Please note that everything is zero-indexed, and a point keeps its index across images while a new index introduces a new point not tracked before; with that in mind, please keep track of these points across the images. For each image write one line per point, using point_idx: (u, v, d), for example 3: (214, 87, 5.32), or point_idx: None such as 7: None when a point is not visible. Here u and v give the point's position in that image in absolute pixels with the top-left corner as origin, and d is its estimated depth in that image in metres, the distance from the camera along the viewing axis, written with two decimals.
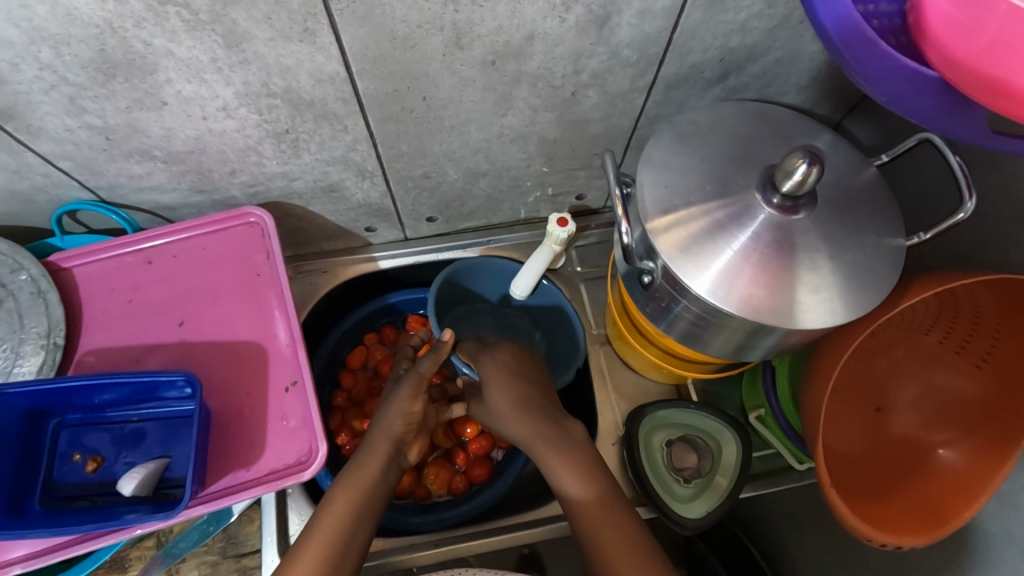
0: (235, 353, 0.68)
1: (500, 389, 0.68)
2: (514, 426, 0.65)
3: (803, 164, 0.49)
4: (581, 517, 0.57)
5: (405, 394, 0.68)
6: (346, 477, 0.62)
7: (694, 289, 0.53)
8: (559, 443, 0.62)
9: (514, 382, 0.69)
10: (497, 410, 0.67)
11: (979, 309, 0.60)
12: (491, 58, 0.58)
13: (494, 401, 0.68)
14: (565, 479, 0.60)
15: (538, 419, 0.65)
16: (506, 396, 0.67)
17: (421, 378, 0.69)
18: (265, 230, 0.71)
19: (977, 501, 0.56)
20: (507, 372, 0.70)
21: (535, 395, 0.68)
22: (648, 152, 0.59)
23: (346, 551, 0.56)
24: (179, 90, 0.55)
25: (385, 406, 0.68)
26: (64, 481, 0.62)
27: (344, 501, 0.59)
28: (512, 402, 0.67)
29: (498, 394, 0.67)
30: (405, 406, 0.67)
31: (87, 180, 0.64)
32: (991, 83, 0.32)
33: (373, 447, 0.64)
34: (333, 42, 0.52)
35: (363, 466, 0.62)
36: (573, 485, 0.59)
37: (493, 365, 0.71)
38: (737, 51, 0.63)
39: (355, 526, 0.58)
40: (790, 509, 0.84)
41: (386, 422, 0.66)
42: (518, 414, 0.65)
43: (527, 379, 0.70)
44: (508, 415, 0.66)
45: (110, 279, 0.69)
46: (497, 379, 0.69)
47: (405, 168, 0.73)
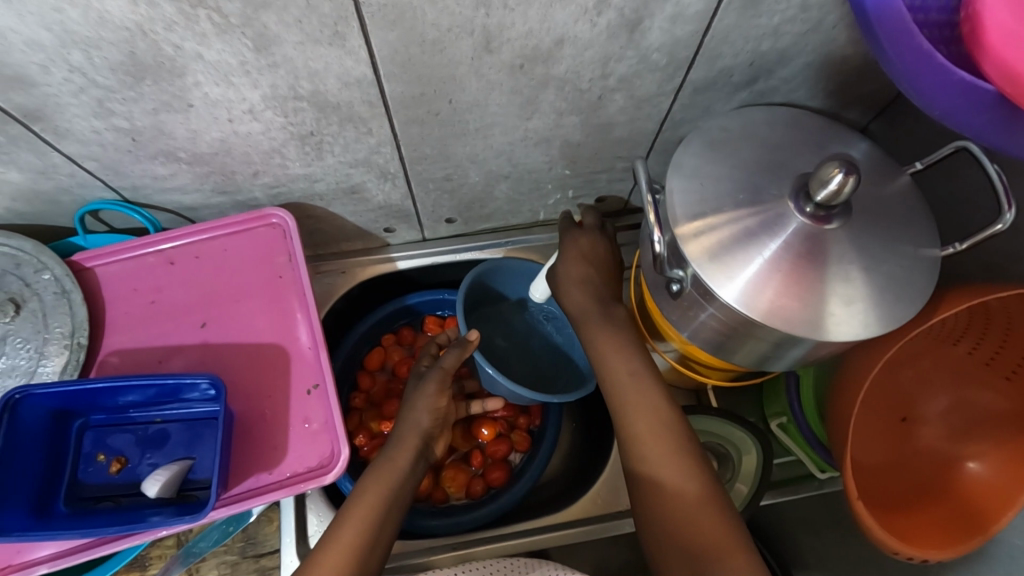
0: (258, 355, 0.68)
1: (574, 264, 0.70)
2: (572, 299, 0.68)
3: (840, 173, 0.48)
4: (657, 499, 0.51)
5: (431, 387, 0.69)
6: (376, 471, 0.62)
7: (723, 298, 0.53)
8: (617, 346, 0.62)
9: (588, 262, 0.70)
10: (563, 280, 0.70)
11: (1013, 322, 0.58)
12: (519, 62, 0.57)
13: (564, 272, 0.70)
14: (653, 458, 0.53)
15: (648, 389, 0.58)
16: (576, 269, 0.69)
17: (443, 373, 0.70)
18: (287, 232, 0.71)
19: (1008, 513, 0.56)
20: (584, 252, 0.71)
21: (604, 285, 0.69)
22: (678, 158, 0.58)
23: (377, 541, 0.55)
24: (206, 93, 0.54)
25: (409, 403, 0.69)
26: (89, 482, 0.62)
27: (375, 494, 0.59)
28: (577, 277, 0.69)
29: (569, 267, 0.70)
30: (432, 400, 0.68)
31: (111, 180, 0.64)
32: None
33: (400, 443, 0.65)
34: (362, 45, 0.51)
35: (393, 461, 0.63)
36: (687, 487, 0.51)
37: (579, 237, 0.72)
38: (768, 55, 0.62)
39: (384, 518, 0.57)
40: (804, 513, 0.83)
41: (414, 416, 0.67)
42: (583, 291, 0.68)
43: (600, 268, 0.70)
44: (572, 288, 0.69)
45: (133, 280, 0.69)
46: (574, 251, 0.71)
47: (427, 170, 0.72)
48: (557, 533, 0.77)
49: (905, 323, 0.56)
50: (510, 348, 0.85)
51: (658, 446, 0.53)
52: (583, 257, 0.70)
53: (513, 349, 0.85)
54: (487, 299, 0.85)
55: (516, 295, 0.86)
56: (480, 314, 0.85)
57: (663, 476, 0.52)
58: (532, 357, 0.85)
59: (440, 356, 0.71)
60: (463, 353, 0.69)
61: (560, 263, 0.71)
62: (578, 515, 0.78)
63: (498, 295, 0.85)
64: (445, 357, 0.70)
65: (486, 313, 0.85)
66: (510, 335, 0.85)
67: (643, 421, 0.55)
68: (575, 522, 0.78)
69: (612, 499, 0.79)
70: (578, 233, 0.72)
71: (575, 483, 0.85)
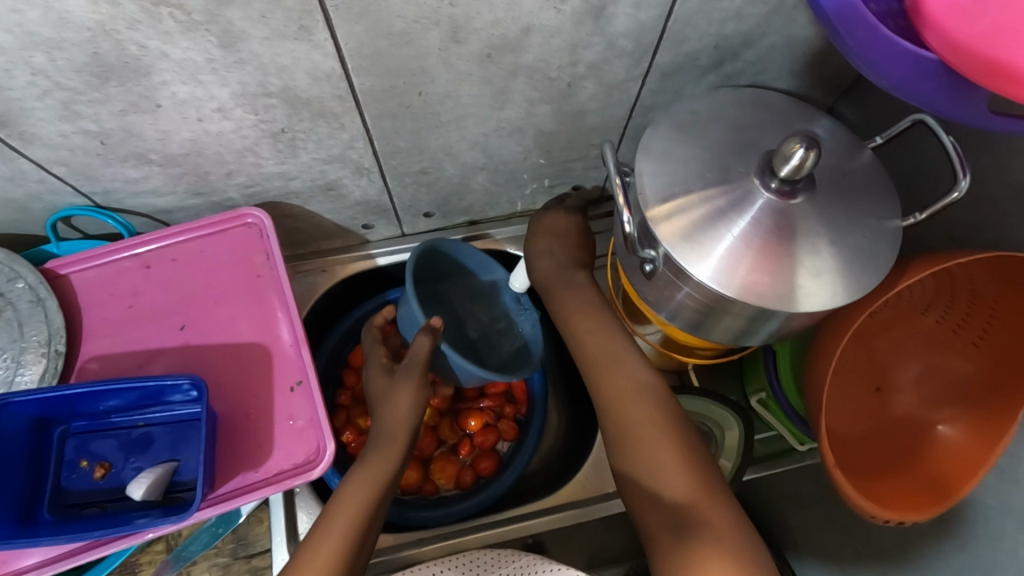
0: (239, 355, 0.67)
1: (541, 241, 0.72)
2: (539, 272, 0.70)
3: (801, 149, 0.50)
4: (645, 467, 0.51)
5: (412, 382, 0.68)
6: (367, 465, 0.61)
7: (695, 276, 0.54)
8: (590, 324, 0.64)
9: (553, 239, 0.72)
10: (534, 259, 0.71)
11: (976, 288, 0.61)
12: (487, 51, 0.58)
13: (537, 261, 0.71)
14: (639, 425, 0.54)
15: (636, 369, 0.58)
16: (545, 255, 0.71)
17: (417, 365, 0.69)
18: (264, 231, 0.71)
19: (977, 474, 0.57)
20: (555, 235, 0.73)
21: (575, 264, 0.71)
22: (648, 141, 0.59)
23: (365, 538, 0.56)
24: (174, 92, 0.54)
25: (391, 395, 0.68)
26: (73, 489, 0.61)
27: (364, 490, 0.58)
28: (545, 260, 0.71)
29: (541, 249, 0.72)
30: (414, 393, 0.68)
31: (82, 185, 0.64)
32: (997, 63, 0.34)
33: (387, 443, 0.64)
34: (328, 39, 0.52)
35: (383, 459, 0.62)
36: (674, 481, 0.49)
37: (545, 219, 0.74)
38: (732, 37, 0.63)
39: (373, 518, 0.57)
40: (795, 489, 0.86)
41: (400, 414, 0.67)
42: (559, 277, 0.70)
43: (569, 246, 0.72)
44: (543, 268, 0.70)
45: (110, 285, 0.68)
46: (547, 240, 0.72)
47: (402, 164, 0.73)
48: (549, 518, 0.78)
49: (869, 295, 0.58)
50: (451, 329, 0.81)
51: (648, 427, 0.53)
52: (552, 237, 0.72)
53: (454, 328, 0.81)
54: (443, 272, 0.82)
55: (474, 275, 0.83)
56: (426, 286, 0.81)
57: (648, 446, 0.52)
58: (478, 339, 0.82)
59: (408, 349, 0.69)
60: (432, 340, 0.69)
61: (530, 248, 0.72)
62: (568, 499, 0.80)
63: (452, 270, 0.82)
64: (413, 347, 0.69)
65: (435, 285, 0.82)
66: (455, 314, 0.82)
67: (626, 393, 0.56)
68: (565, 506, 0.79)
69: (599, 481, 0.80)
70: (550, 212, 0.75)
71: (564, 468, 0.86)
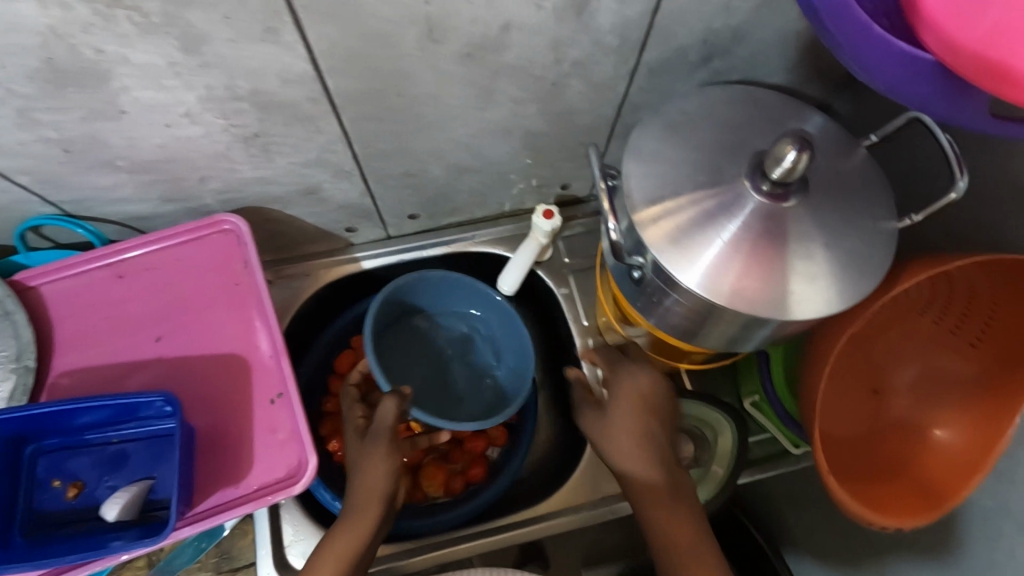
0: (217, 367, 0.65)
1: (626, 417, 0.66)
2: (618, 450, 0.65)
3: (793, 150, 0.48)
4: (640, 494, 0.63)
5: (381, 450, 0.61)
6: (343, 523, 0.60)
7: (685, 283, 0.52)
8: (633, 418, 0.66)
9: (641, 415, 0.66)
10: (609, 429, 0.67)
11: (974, 290, 0.59)
12: (467, 50, 0.55)
13: (612, 418, 0.67)
14: (637, 457, 0.64)
15: (631, 394, 0.67)
16: (625, 410, 0.66)
17: (382, 434, 0.62)
18: (241, 237, 0.69)
19: (973, 478, 0.56)
20: (637, 403, 0.66)
21: (671, 406, 0.68)
22: (635, 142, 0.57)
23: None
24: (138, 98, 0.51)
25: (360, 465, 0.62)
26: (45, 509, 0.59)
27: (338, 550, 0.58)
28: (627, 439, 0.65)
29: (621, 410, 0.67)
30: (384, 460, 0.61)
31: (48, 194, 0.61)
32: (997, 65, 0.32)
33: (356, 518, 0.59)
34: (298, 40, 0.49)
35: (356, 523, 0.59)
36: (641, 469, 0.64)
37: (626, 384, 0.68)
38: (722, 32, 0.61)
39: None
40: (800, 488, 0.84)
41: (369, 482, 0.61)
42: (631, 434, 0.65)
43: (662, 416, 0.66)
44: (621, 445, 0.65)
45: (80, 297, 0.66)
46: (628, 394, 0.67)
47: (384, 167, 0.71)
48: (544, 526, 0.78)
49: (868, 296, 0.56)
50: (428, 357, 0.85)
51: (631, 452, 0.64)
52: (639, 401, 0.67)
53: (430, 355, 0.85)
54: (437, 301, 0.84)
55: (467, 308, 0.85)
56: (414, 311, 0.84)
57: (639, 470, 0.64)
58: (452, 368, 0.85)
59: (373, 416, 0.64)
60: (398, 404, 0.64)
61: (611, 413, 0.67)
62: (562, 505, 0.79)
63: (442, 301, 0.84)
64: (379, 413, 0.64)
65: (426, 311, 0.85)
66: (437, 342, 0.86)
67: (628, 424, 0.66)
68: (560, 512, 0.79)
69: (593, 487, 0.79)
70: (627, 373, 0.69)
71: (558, 472, 0.85)
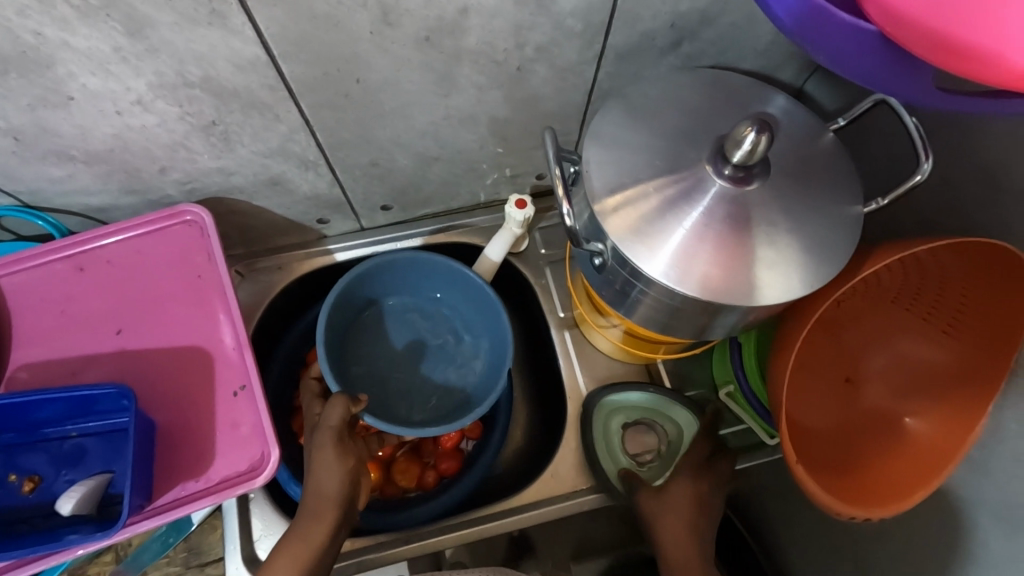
0: (179, 361, 0.65)
1: (682, 491, 0.68)
2: (668, 530, 0.66)
3: (753, 132, 0.47)
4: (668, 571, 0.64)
5: (329, 452, 0.61)
6: (293, 532, 0.58)
7: (647, 272, 0.51)
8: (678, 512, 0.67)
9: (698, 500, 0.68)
10: (668, 510, 0.67)
11: (945, 276, 0.58)
12: (424, 34, 0.54)
13: (671, 498, 0.68)
14: (675, 542, 0.65)
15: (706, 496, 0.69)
16: (687, 492, 0.68)
17: (328, 431, 0.62)
18: (204, 229, 0.67)
19: (947, 468, 0.55)
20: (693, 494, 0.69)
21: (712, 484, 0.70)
22: (596, 128, 0.56)
23: None
24: (84, 84, 0.50)
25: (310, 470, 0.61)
26: (1, 504, 0.58)
27: (288, 561, 0.56)
28: (675, 513, 0.67)
29: (681, 488, 0.69)
30: (335, 459, 0.61)
31: (4, 185, 0.60)
32: (935, 34, 0.31)
33: (309, 517, 0.59)
34: (246, 24, 0.48)
35: (307, 531, 0.58)
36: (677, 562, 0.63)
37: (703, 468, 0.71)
38: (688, 15, 0.60)
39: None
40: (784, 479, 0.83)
41: (320, 484, 0.60)
42: (692, 516, 0.67)
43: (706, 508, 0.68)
44: (675, 526, 0.66)
45: (39, 290, 0.65)
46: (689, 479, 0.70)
47: (350, 156, 0.69)
48: (514, 519, 0.77)
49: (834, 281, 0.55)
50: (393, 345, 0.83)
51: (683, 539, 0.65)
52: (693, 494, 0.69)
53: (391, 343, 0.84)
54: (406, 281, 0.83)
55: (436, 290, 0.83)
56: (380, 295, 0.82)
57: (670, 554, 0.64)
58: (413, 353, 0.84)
59: (320, 417, 0.64)
60: (347, 407, 0.64)
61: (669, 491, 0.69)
62: (533, 498, 0.78)
63: (410, 282, 0.83)
64: (326, 411, 0.64)
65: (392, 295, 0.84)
66: (398, 328, 0.84)
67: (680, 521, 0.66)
68: (530, 505, 0.78)
69: (566, 478, 0.79)
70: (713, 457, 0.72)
71: (533, 465, 0.84)
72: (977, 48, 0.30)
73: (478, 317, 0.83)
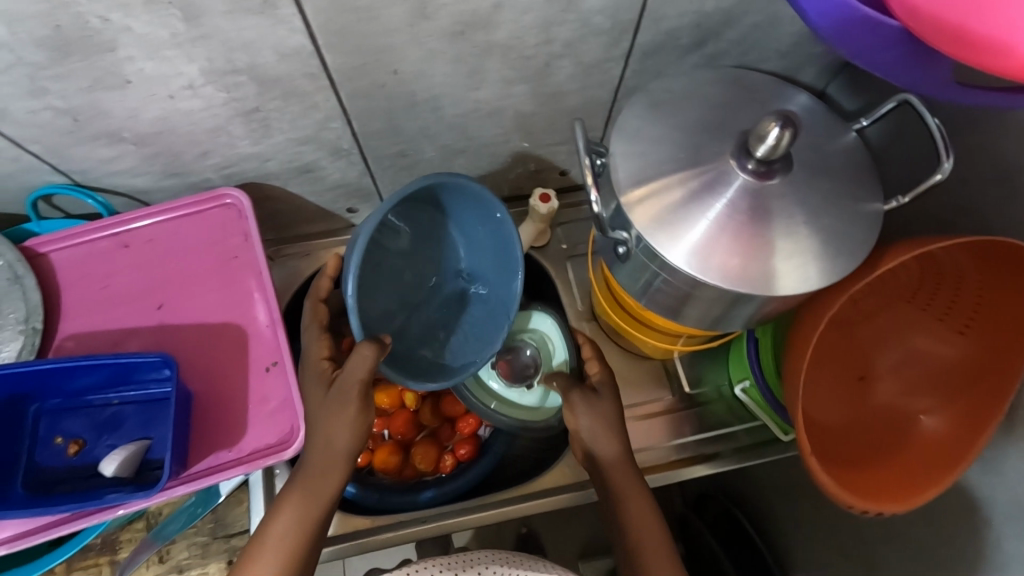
0: (215, 336, 0.68)
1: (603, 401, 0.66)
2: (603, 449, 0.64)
3: (777, 127, 0.49)
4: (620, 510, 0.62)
5: (353, 409, 0.61)
6: (304, 477, 0.60)
7: (670, 261, 0.53)
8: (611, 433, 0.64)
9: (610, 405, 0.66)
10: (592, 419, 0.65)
11: (961, 277, 0.59)
12: (459, 28, 0.56)
13: (597, 413, 0.65)
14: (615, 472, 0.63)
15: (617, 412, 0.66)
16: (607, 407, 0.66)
17: (354, 385, 0.61)
18: (242, 211, 0.71)
19: (960, 466, 0.56)
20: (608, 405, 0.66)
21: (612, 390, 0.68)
22: (621, 121, 0.58)
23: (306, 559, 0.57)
24: (140, 68, 0.54)
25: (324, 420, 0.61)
26: (46, 465, 0.62)
27: (299, 508, 0.58)
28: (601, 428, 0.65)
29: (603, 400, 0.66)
30: (355, 420, 0.61)
31: (57, 164, 0.64)
32: (953, 27, 0.32)
33: (319, 473, 0.60)
34: (294, 14, 0.51)
35: (321, 484, 0.60)
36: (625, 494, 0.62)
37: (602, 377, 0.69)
38: (713, 16, 0.62)
39: (307, 559, 0.57)
40: (795, 480, 0.85)
41: (334, 441, 0.60)
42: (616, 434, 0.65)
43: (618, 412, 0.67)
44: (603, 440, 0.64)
45: (86, 265, 0.69)
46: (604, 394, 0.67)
47: (381, 146, 0.72)
48: (526, 504, 0.78)
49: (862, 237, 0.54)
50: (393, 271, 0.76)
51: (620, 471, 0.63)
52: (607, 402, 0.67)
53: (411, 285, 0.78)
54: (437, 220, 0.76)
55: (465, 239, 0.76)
56: (407, 220, 0.74)
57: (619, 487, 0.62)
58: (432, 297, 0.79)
59: (345, 367, 0.61)
60: (376, 355, 0.60)
61: (595, 403, 0.66)
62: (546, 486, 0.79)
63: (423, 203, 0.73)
64: (351, 361, 0.60)
65: (418, 220, 0.75)
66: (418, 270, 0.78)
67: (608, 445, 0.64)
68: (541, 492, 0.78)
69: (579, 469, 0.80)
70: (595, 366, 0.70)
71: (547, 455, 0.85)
72: (993, 41, 0.31)
73: (496, 262, 0.76)
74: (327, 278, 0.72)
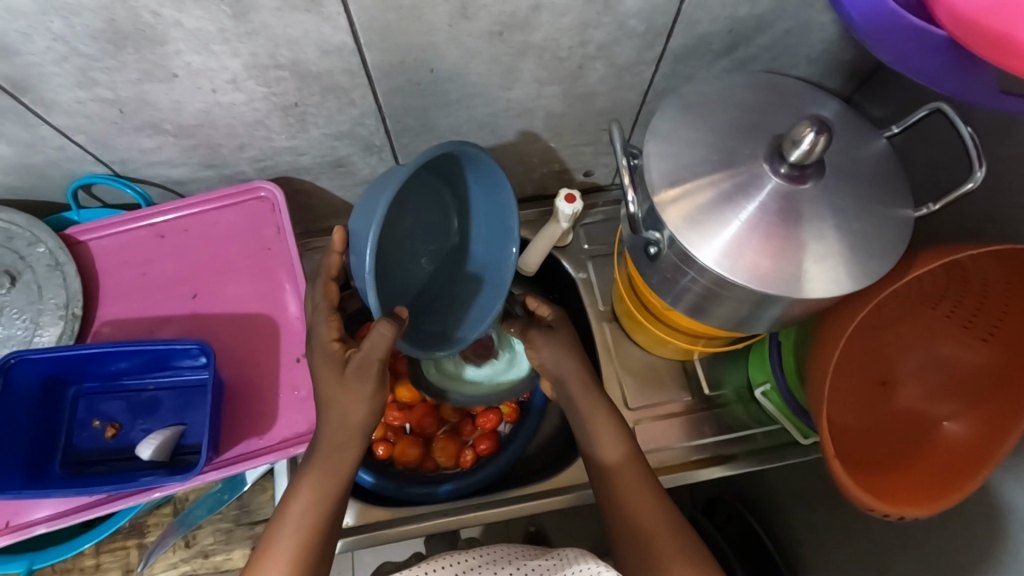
0: (247, 325, 0.69)
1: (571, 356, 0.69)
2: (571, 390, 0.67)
3: (812, 132, 0.49)
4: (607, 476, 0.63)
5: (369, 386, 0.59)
6: (320, 454, 0.59)
7: (701, 260, 0.54)
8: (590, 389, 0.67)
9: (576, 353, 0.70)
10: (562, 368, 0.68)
11: (987, 286, 0.59)
12: (497, 29, 0.57)
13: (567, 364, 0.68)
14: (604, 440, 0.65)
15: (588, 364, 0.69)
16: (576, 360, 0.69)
17: (373, 363, 0.59)
18: (275, 204, 0.72)
19: (983, 472, 0.56)
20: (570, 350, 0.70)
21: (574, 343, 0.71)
22: (655, 123, 0.58)
23: (324, 539, 0.57)
24: (188, 62, 0.55)
25: (336, 398, 0.59)
26: (83, 447, 0.64)
27: (313, 487, 0.58)
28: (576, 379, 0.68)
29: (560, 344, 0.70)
30: (370, 399, 0.59)
31: (100, 153, 0.65)
32: (996, 36, 0.33)
33: (335, 452, 0.60)
34: (339, 12, 0.52)
35: (336, 460, 0.59)
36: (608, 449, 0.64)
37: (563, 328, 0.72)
38: (746, 21, 0.62)
39: (325, 540, 0.57)
40: (811, 485, 0.85)
41: (351, 420, 0.59)
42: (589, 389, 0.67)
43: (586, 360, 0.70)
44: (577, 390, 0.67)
45: (123, 253, 0.70)
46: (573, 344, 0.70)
47: (412, 143, 0.73)
48: (542, 502, 0.79)
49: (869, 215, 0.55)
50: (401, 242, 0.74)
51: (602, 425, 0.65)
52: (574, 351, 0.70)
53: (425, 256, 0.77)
54: (453, 188, 0.76)
55: (476, 208, 0.75)
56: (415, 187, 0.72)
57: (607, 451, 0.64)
58: (443, 267, 0.78)
59: (363, 345, 0.58)
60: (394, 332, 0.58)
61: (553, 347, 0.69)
62: (561, 484, 0.80)
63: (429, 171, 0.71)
64: (370, 340, 0.58)
65: (422, 186, 0.73)
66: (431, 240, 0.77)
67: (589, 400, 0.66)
68: (558, 490, 0.79)
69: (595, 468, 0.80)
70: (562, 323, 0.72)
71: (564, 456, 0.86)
72: None
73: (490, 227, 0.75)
74: (338, 255, 0.67)
